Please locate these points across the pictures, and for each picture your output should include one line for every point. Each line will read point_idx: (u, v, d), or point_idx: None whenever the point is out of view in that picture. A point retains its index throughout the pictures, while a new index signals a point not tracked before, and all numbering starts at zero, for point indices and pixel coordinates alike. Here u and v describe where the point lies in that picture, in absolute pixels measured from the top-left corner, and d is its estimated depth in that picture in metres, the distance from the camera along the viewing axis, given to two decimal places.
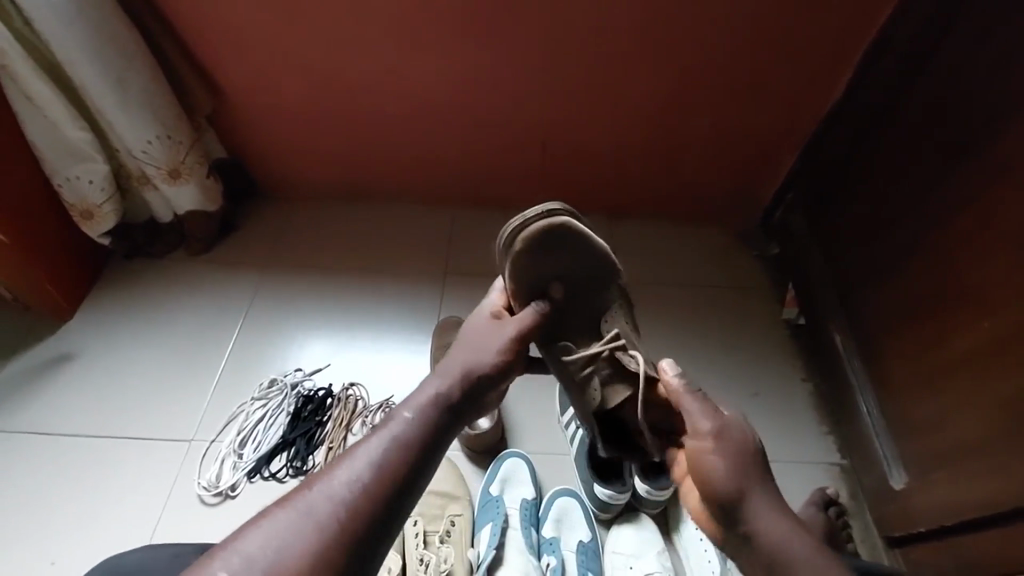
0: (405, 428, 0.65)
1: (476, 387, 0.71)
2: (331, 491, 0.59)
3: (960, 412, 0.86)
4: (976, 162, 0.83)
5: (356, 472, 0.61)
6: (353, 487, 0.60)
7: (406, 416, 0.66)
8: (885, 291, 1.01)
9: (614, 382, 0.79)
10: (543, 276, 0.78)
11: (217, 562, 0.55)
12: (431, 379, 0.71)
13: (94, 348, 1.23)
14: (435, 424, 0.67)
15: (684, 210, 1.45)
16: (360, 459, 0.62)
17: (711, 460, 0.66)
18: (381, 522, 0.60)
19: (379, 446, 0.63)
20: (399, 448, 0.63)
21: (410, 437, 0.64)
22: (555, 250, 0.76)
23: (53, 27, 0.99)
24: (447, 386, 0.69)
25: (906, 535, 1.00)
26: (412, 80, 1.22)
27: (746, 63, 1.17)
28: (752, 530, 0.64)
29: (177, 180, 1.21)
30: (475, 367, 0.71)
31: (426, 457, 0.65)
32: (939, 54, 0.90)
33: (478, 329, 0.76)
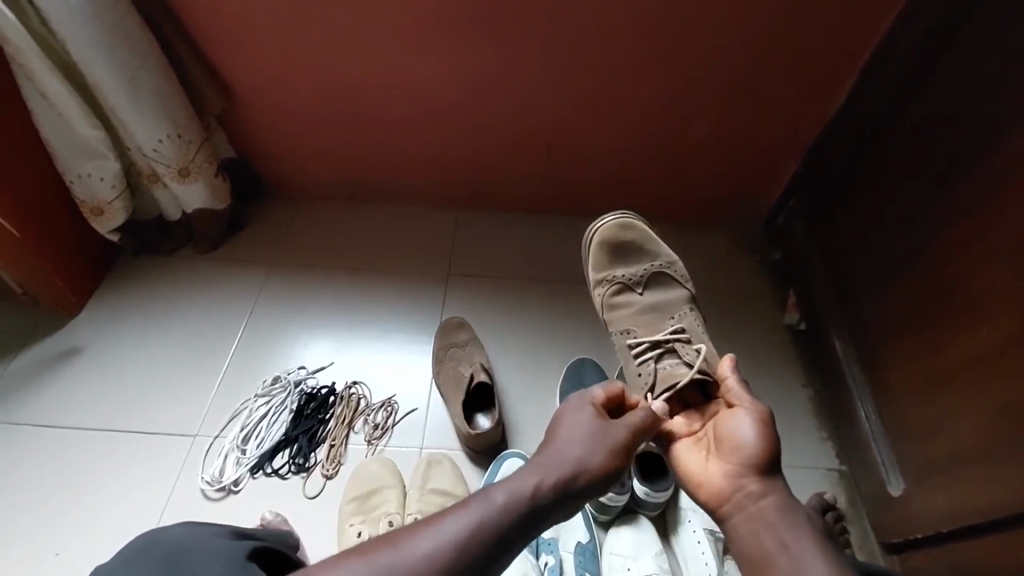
0: (494, 509, 0.65)
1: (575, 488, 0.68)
2: (409, 560, 0.62)
3: (957, 419, 0.86)
4: (979, 170, 0.83)
5: (435, 544, 0.62)
6: (430, 567, 0.61)
7: (497, 500, 0.66)
8: (885, 298, 1.02)
9: (677, 366, 0.88)
10: (615, 264, 0.99)
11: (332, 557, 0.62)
12: (533, 461, 0.70)
13: (102, 343, 1.25)
14: (519, 521, 0.65)
15: (684, 216, 1.46)
16: (437, 532, 0.63)
17: (747, 426, 0.74)
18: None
19: (463, 527, 0.64)
20: (483, 529, 0.64)
21: (495, 525, 0.64)
22: (627, 246, 0.99)
23: (70, 28, 1.01)
24: (544, 474, 0.68)
25: (901, 542, 1.00)
26: (420, 82, 1.24)
27: (750, 70, 1.18)
28: (766, 500, 0.71)
29: (187, 178, 1.23)
30: (574, 472, 0.68)
31: (502, 547, 0.64)
32: (941, 64, 0.91)
33: (583, 417, 0.73)
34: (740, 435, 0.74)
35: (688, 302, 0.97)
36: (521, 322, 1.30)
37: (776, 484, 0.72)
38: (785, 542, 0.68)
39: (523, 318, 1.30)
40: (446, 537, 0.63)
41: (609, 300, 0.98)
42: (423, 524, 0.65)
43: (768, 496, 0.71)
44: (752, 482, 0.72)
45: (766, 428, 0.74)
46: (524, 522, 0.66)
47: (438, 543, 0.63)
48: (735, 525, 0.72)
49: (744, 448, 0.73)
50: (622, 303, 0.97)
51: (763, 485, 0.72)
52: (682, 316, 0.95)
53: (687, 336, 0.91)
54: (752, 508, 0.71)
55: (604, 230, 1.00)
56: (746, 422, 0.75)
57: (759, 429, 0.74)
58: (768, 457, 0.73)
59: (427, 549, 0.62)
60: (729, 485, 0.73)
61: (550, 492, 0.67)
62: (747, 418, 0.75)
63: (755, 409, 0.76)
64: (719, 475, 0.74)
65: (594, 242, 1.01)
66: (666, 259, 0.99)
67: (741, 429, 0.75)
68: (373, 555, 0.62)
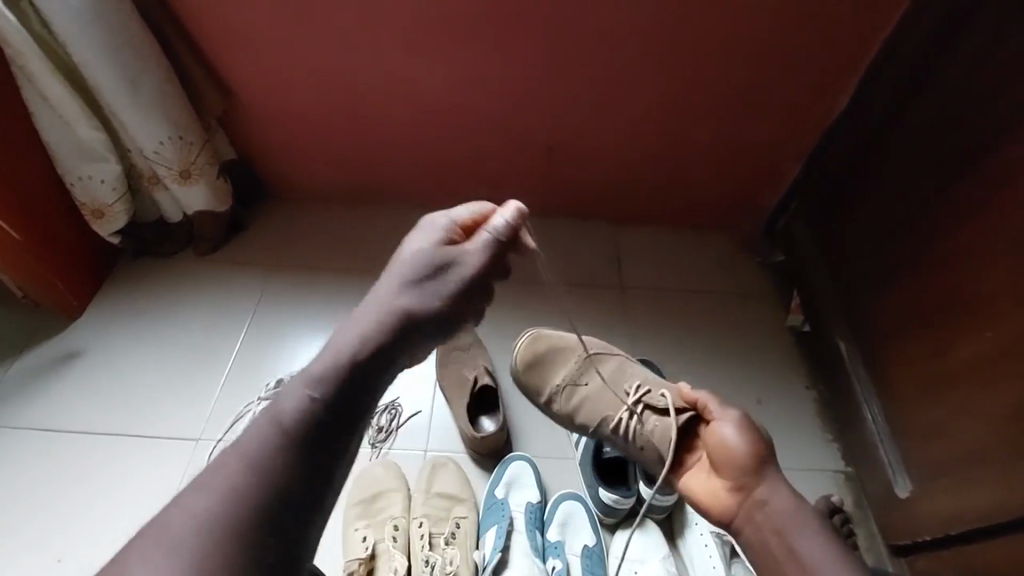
0: (304, 398, 0.61)
1: (397, 328, 0.64)
2: (217, 484, 0.57)
3: (967, 420, 0.86)
4: (986, 169, 0.83)
5: (242, 456, 0.58)
6: (246, 479, 0.57)
7: (302, 389, 0.61)
8: (889, 300, 1.02)
9: (661, 418, 0.91)
10: (548, 370, 1.03)
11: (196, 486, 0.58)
12: (341, 328, 0.66)
13: (103, 345, 1.24)
14: (335, 394, 0.61)
15: (687, 217, 1.46)
16: (244, 443, 0.59)
17: (730, 431, 0.80)
18: (286, 508, 0.57)
19: (266, 427, 0.60)
20: (293, 418, 0.60)
21: (303, 414, 0.60)
22: (547, 354, 1.03)
23: (70, 28, 1.00)
24: (357, 328, 0.64)
25: (909, 544, 1.00)
26: (422, 82, 1.23)
27: (753, 69, 1.18)
28: (770, 507, 0.76)
29: (187, 180, 1.22)
30: (402, 305, 0.65)
31: (324, 427, 0.60)
32: (946, 63, 0.91)
33: (418, 240, 0.70)
34: (725, 443, 0.79)
35: (626, 361, 1.03)
36: (525, 324, 1.29)
37: (776, 487, 0.77)
38: (791, 547, 0.73)
39: (526, 322, 1.30)
40: (252, 444, 0.59)
41: (570, 405, 1.00)
42: (229, 446, 0.60)
43: (772, 502, 0.76)
44: (754, 488, 0.78)
45: (744, 426, 0.80)
46: (338, 397, 0.61)
47: (246, 455, 0.58)
48: (749, 538, 0.77)
49: (734, 458, 0.78)
50: (581, 396, 0.99)
51: (765, 490, 0.77)
52: (631, 374, 1.01)
53: (647, 386, 0.96)
54: (760, 517, 0.76)
55: (518, 354, 1.04)
56: (726, 430, 0.80)
57: (742, 432, 0.79)
58: (759, 456, 0.78)
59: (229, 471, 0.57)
60: (735, 499, 0.79)
61: (368, 349, 0.64)
62: (727, 425, 0.81)
63: (729, 415, 0.82)
64: (723, 492, 0.80)
65: (517, 367, 1.04)
66: (583, 343, 1.04)
67: (725, 437, 0.80)
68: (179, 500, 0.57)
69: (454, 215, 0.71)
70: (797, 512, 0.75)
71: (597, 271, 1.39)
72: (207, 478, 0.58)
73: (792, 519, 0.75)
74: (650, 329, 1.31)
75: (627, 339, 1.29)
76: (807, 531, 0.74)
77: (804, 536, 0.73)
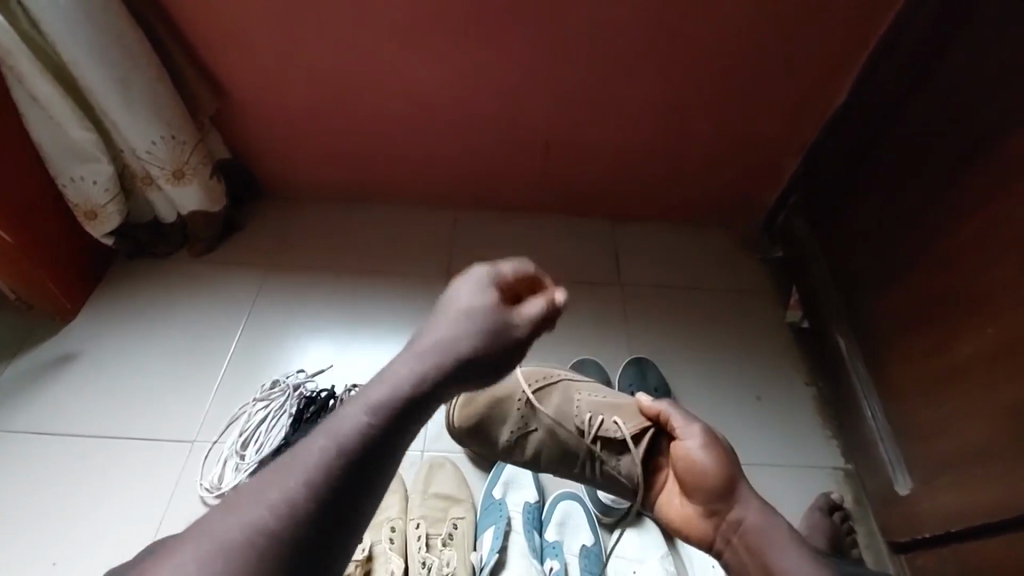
0: (359, 426, 0.56)
1: (466, 366, 0.60)
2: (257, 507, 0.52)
3: (967, 417, 0.85)
4: (987, 164, 0.82)
5: (287, 480, 0.53)
6: (290, 505, 0.52)
7: (358, 415, 0.57)
8: (888, 296, 1.01)
9: (623, 451, 0.88)
10: (496, 421, 0.94)
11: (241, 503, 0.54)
12: (404, 359, 0.60)
13: (98, 348, 1.23)
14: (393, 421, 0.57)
15: (685, 213, 1.44)
16: (292, 465, 0.54)
17: (700, 455, 0.79)
18: (326, 539, 0.53)
19: (320, 455, 0.55)
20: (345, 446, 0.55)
21: (357, 443, 0.55)
22: (491, 407, 0.93)
23: (59, 27, 0.99)
24: (422, 360, 0.59)
25: (911, 541, 0.99)
26: (416, 80, 1.22)
27: (752, 63, 1.16)
28: (744, 523, 0.77)
29: (181, 180, 1.21)
30: (460, 348, 0.60)
31: (376, 458, 0.56)
32: (945, 55, 0.90)
33: (468, 291, 0.63)
34: (696, 469, 0.78)
35: (569, 384, 0.94)
36: None
37: (748, 502, 0.77)
38: (768, 563, 0.74)
39: None
40: (301, 470, 0.54)
41: (529, 450, 0.92)
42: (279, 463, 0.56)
43: (746, 518, 0.77)
44: (727, 508, 0.78)
45: (710, 444, 0.79)
46: (398, 428, 0.57)
47: (292, 479, 0.54)
48: (728, 557, 0.78)
49: (702, 478, 0.78)
50: (536, 442, 0.90)
51: (737, 509, 0.77)
52: (582, 398, 0.92)
53: (601, 416, 0.89)
54: (736, 536, 0.77)
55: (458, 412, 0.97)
56: (692, 449, 0.80)
57: (708, 450, 0.79)
58: (726, 472, 0.78)
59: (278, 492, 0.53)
60: (711, 522, 0.79)
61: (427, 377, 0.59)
62: (693, 444, 0.80)
63: (693, 432, 0.81)
64: (699, 517, 0.80)
65: (463, 426, 0.97)
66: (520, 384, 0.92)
67: (692, 456, 0.79)
68: (213, 519, 0.53)
69: (499, 269, 0.66)
70: (771, 526, 0.75)
71: (594, 268, 1.38)
72: (249, 500, 0.53)
73: (766, 534, 0.75)
74: (649, 326, 1.30)
75: (625, 336, 1.28)
76: (782, 545, 0.74)
77: (779, 551, 0.74)
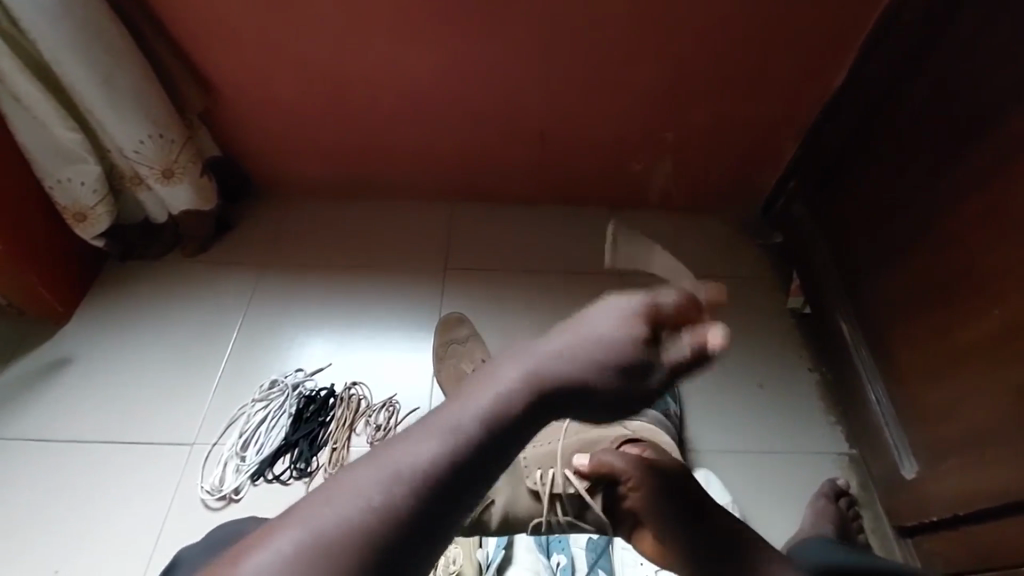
0: (457, 436, 0.54)
1: (590, 394, 0.58)
2: (346, 508, 0.50)
3: (976, 400, 0.84)
4: (992, 143, 0.80)
5: (382, 485, 0.51)
6: (380, 504, 0.50)
7: (458, 421, 0.55)
8: (892, 279, 1.00)
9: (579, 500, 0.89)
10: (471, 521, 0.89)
11: (333, 496, 0.51)
12: (515, 365, 0.58)
13: (93, 352, 1.21)
14: (495, 433, 0.55)
15: (683, 201, 1.43)
16: (386, 467, 0.52)
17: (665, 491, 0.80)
18: (403, 551, 0.50)
19: (420, 456, 0.53)
20: (444, 456, 0.53)
21: (454, 450, 0.53)
22: None
23: (39, 25, 0.97)
24: (525, 378, 0.57)
25: (918, 525, 0.98)
26: (407, 72, 1.20)
27: (747, 46, 1.14)
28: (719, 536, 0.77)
29: (171, 179, 1.19)
30: (562, 373, 0.57)
31: (472, 471, 0.54)
32: (944, 33, 0.88)
33: (606, 321, 0.59)
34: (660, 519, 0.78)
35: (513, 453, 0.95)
36: (525, 315, 1.27)
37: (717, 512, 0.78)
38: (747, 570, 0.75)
39: (524, 313, 1.27)
40: (396, 473, 0.52)
41: (496, 521, 0.90)
42: (373, 460, 0.53)
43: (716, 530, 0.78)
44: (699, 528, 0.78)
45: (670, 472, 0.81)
46: (496, 439, 0.55)
47: (387, 484, 0.51)
48: None
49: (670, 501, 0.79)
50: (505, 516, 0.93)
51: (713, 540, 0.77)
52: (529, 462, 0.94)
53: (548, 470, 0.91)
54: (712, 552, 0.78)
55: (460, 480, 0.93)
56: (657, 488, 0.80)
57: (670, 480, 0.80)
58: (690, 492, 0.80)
59: (374, 491, 0.51)
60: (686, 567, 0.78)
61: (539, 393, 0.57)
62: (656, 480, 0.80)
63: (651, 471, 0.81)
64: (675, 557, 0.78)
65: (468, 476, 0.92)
66: None
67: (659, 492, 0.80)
68: (307, 509, 0.51)
69: (652, 304, 0.59)
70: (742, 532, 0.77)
71: (595, 258, 1.36)
72: (346, 496, 0.51)
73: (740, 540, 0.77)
74: None
75: None
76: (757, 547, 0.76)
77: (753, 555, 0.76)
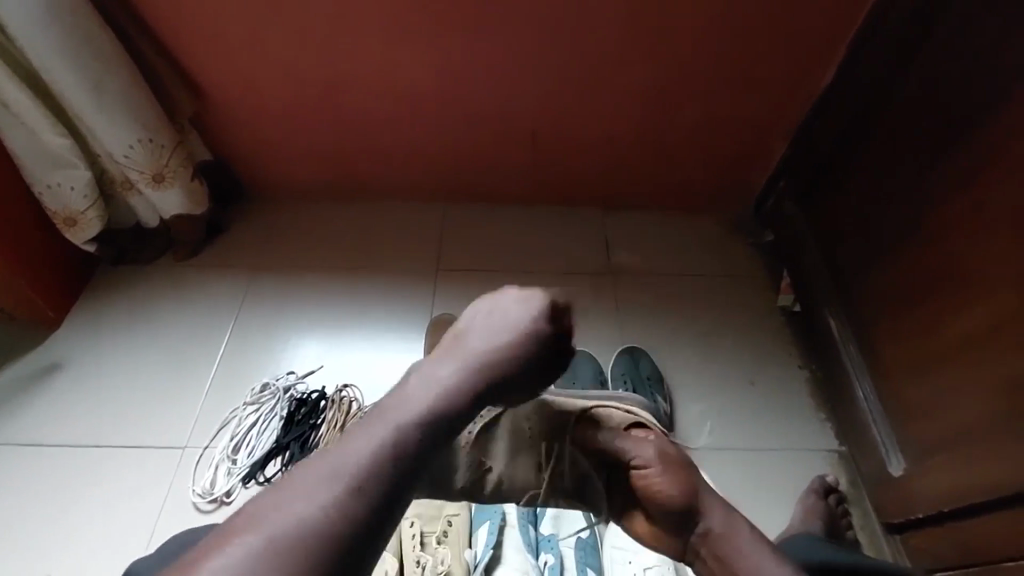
0: (393, 435, 0.60)
1: (507, 381, 0.66)
2: (296, 510, 0.55)
3: (962, 397, 0.84)
4: (976, 141, 0.80)
5: (329, 487, 0.56)
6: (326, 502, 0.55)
7: (393, 422, 0.60)
8: (880, 277, 1.00)
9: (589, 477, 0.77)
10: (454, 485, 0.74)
11: (283, 498, 0.56)
12: (427, 372, 0.65)
13: (85, 357, 1.22)
14: (428, 428, 0.61)
15: (674, 200, 1.43)
16: (328, 467, 0.58)
17: (665, 484, 0.72)
18: (353, 543, 0.55)
19: (355, 457, 0.58)
20: (375, 457, 0.58)
21: (392, 446, 0.59)
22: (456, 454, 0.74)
23: (27, 31, 0.97)
24: (451, 378, 0.64)
25: (905, 522, 0.98)
26: (396, 75, 1.20)
27: (735, 46, 1.15)
28: (711, 534, 0.72)
29: (161, 184, 1.19)
30: (473, 372, 0.65)
31: (407, 467, 0.59)
32: (929, 32, 0.89)
33: (485, 320, 0.68)
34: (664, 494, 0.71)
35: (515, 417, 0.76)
36: None
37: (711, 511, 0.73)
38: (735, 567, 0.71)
39: None
40: (339, 473, 0.57)
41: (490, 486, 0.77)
42: (316, 463, 0.59)
43: (710, 526, 0.73)
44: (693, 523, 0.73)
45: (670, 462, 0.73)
46: (430, 435, 0.61)
47: (328, 489, 0.56)
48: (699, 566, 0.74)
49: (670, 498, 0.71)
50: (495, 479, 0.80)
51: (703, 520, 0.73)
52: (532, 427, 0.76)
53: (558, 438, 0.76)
54: (704, 548, 0.73)
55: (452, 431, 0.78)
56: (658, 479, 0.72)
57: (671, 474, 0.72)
58: (688, 489, 0.72)
59: (324, 492, 0.56)
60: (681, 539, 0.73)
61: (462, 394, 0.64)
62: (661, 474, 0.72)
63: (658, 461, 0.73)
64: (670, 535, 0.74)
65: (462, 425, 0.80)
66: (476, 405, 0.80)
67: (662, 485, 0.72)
68: (258, 514, 0.56)
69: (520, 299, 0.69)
70: (734, 530, 0.72)
71: (585, 258, 1.37)
72: (295, 496, 0.56)
73: (732, 539, 0.72)
74: (640, 316, 1.29)
75: (617, 326, 1.27)
76: (747, 547, 0.72)
77: (744, 554, 0.71)
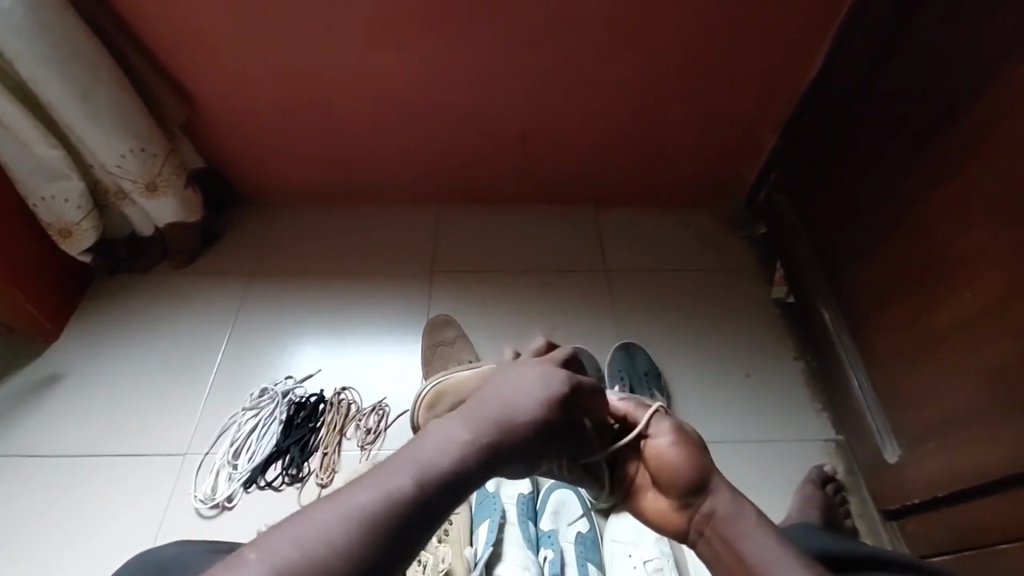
0: (416, 479, 0.56)
1: (538, 438, 0.65)
2: (306, 544, 0.50)
3: (953, 382, 0.85)
4: (960, 129, 0.81)
5: (344, 525, 0.52)
6: (342, 538, 0.51)
7: (419, 463, 0.58)
8: (870, 265, 1.01)
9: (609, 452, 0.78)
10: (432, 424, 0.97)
11: (290, 532, 0.51)
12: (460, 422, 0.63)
13: (84, 367, 1.22)
14: (454, 475, 0.59)
15: (666, 195, 1.44)
16: (347, 504, 0.53)
17: (670, 453, 0.73)
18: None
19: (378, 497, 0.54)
20: (397, 498, 0.54)
21: (414, 492, 0.56)
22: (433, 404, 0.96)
23: (16, 45, 0.98)
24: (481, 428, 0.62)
25: (901, 508, 0.99)
26: (385, 78, 1.21)
27: (722, 40, 1.15)
28: (716, 514, 0.70)
29: (155, 192, 1.20)
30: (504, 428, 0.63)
31: (425, 515, 0.56)
32: (912, 22, 0.89)
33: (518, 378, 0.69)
34: (668, 468, 0.73)
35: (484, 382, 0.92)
36: (512, 314, 1.28)
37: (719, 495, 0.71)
38: (738, 551, 0.67)
39: (510, 311, 1.28)
40: (359, 511, 0.53)
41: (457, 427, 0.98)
42: (332, 499, 0.54)
43: (716, 510, 0.71)
44: (699, 502, 0.72)
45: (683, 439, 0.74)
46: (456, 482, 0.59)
47: (342, 526, 0.52)
48: (702, 549, 0.72)
49: (676, 471, 0.72)
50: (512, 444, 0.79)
51: (707, 500, 0.72)
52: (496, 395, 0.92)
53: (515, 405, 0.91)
54: (709, 529, 0.71)
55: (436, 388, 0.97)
56: (666, 449, 0.74)
57: (681, 447, 0.74)
58: (698, 468, 0.72)
59: (338, 527, 0.52)
60: (684, 516, 0.73)
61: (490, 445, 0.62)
62: (671, 443, 0.74)
63: (670, 433, 0.75)
64: (672, 508, 0.74)
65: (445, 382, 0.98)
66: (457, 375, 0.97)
67: (669, 457, 0.73)
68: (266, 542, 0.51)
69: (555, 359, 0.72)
70: (741, 512, 0.69)
71: (580, 255, 1.38)
72: (308, 529, 0.51)
73: (739, 523, 0.69)
74: (635, 311, 1.30)
75: (613, 322, 1.28)
76: (756, 533, 0.68)
77: (747, 539, 0.68)
